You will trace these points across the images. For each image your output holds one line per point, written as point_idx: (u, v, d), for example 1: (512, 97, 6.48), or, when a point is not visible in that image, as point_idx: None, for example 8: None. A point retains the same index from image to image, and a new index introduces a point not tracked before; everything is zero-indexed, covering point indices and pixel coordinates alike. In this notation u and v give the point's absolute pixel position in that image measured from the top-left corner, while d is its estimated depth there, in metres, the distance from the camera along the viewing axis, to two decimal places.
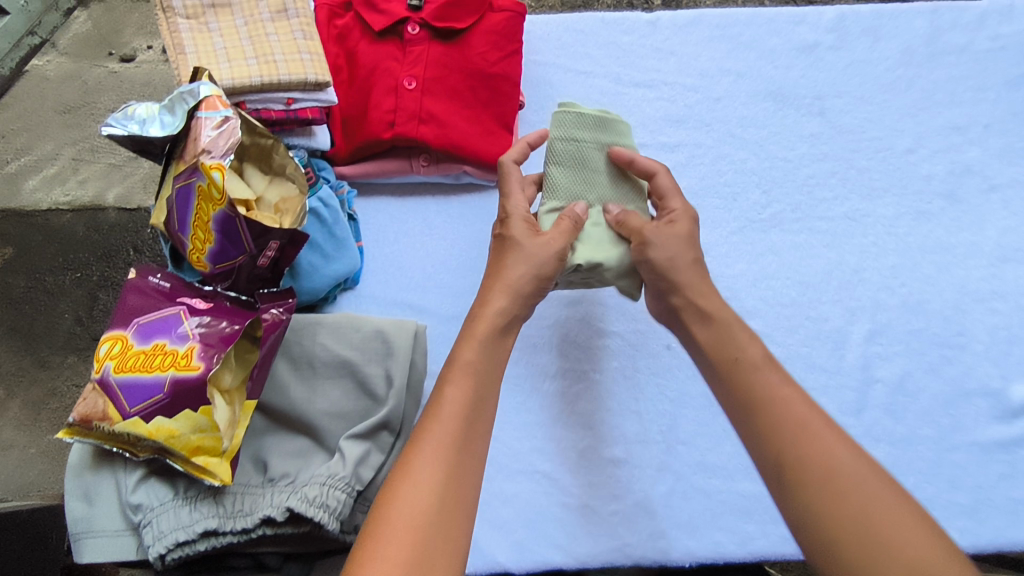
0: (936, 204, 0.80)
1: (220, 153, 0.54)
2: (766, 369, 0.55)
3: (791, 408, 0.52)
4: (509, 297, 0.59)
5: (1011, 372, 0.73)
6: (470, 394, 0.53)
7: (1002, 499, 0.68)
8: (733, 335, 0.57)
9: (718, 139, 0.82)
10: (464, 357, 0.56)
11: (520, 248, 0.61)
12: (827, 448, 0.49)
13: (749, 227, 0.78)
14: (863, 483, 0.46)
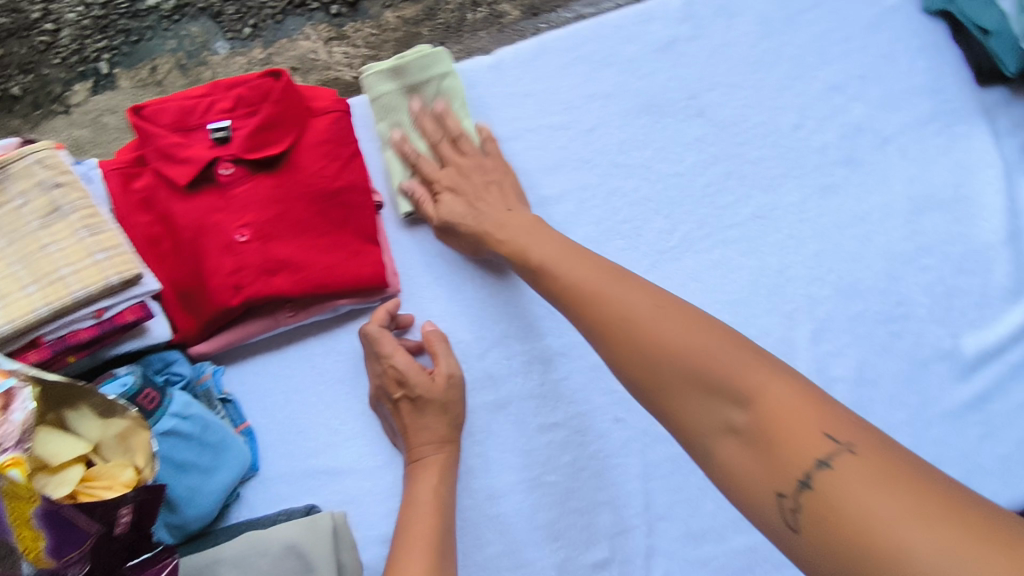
0: (837, 173, 0.76)
1: (9, 442, 0.43)
2: (556, 246, 0.59)
3: (574, 271, 0.55)
4: (449, 421, 0.61)
5: (960, 326, 0.72)
6: (440, 486, 0.58)
7: (989, 460, 0.68)
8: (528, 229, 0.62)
9: (604, 175, 0.75)
10: (426, 458, 0.60)
11: (430, 401, 0.61)
12: (608, 294, 0.52)
13: (661, 260, 0.73)
14: (636, 311, 0.49)
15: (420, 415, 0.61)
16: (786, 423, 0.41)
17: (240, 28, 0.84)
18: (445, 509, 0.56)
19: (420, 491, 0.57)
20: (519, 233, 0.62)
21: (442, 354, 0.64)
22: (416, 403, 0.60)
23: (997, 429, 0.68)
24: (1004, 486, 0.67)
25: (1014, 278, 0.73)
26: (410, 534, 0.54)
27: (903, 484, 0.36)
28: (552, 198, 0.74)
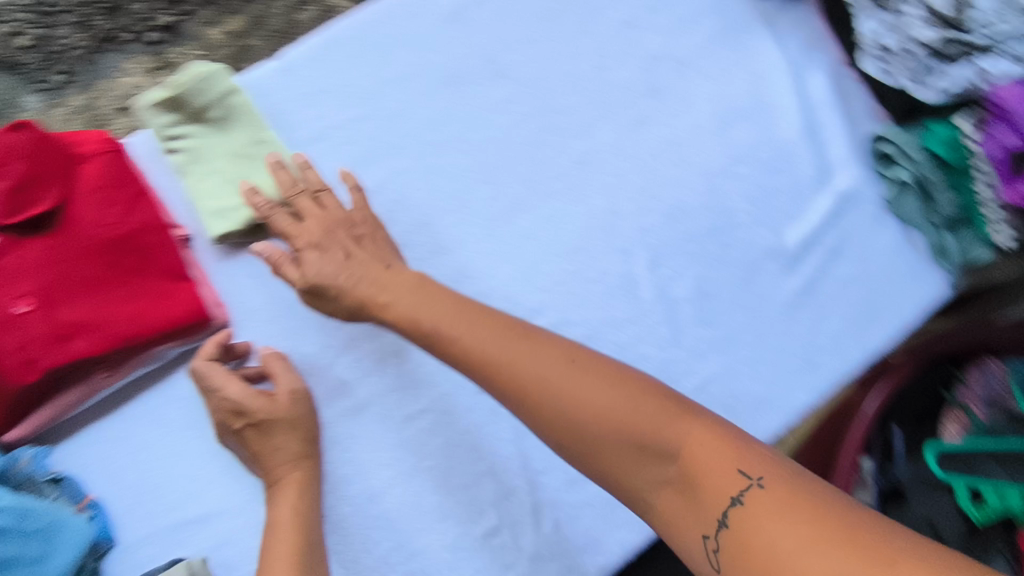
0: (646, 105, 0.76)
1: None
2: (454, 310, 0.57)
3: (478, 338, 0.54)
4: (301, 438, 0.59)
5: (779, 222, 0.75)
6: (301, 504, 0.57)
7: (825, 338, 0.73)
8: (413, 289, 0.59)
9: (418, 155, 0.73)
10: (284, 478, 0.58)
11: (276, 424, 0.59)
12: (520, 359, 0.52)
13: (495, 226, 0.72)
14: (550, 371, 0.51)
15: (269, 440, 0.59)
16: (704, 459, 0.45)
17: (45, 76, 0.81)
18: (308, 531, 0.55)
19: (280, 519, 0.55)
20: (404, 295, 0.59)
21: (282, 372, 0.62)
22: (260, 430, 0.59)
23: (826, 308, 0.73)
24: (842, 359, 0.73)
25: (817, 166, 0.76)
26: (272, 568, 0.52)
27: (807, 513, 0.41)
28: (369, 190, 0.71)
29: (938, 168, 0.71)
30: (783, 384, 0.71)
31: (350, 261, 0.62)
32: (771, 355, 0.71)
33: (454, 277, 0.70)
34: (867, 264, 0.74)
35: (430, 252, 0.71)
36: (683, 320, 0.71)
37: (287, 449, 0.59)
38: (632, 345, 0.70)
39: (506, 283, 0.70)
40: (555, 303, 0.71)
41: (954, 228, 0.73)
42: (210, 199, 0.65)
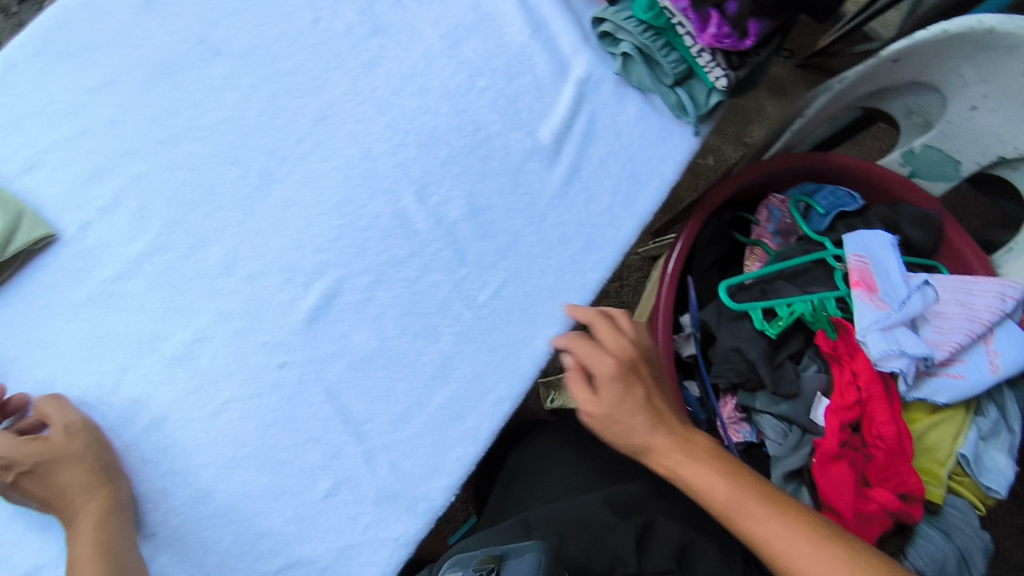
0: (373, 46, 0.76)
1: None
2: (710, 482, 0.70)
3: (714, 497, 0.69)
4: (87, 472, 0.61)
5: (531, 122, 0.78)
6: (98, 535, 0.60)
7: (598, 216, 0.77)
8: (648, 433, 0.73)
9: (154, 158, 0.70)
10: (78, 511, 0.61)
11: (58, 465, 0.62)
12: (762, 533, 0.67)
13: (253, 203, 0.70)
14: (795, 554, 0.65)
15: (54, 481, 0.62)
16: None
17: None
18: (111, 554, 0.60)
19: (81, 550, 0.60)
20: (663, 452, 0.73)
21: (52, 415, 0.63)
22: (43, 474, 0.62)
23: (592, 187, 0.77)
24: (620, 232, 0.77)
25: (553, 62, 0.79)
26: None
27: None
28: (107, 205, 0.68)
29: (650, 33, 0.76)
30: (570, 270, 0.75)
31: (660, 417, 0.74)
32: (553, 248, 0.75)
33: (225, 263, 0.69)
34: (619, 137, 0.79)
35: (191, 248, 0.69)
36: (464, 239, 0.73)
37: (74, 483, 0.61)
38: (422, 277, 0.72)
39: (278, 256, 0.70)
40: (335, 259, 0.71)
41: (682, 82, 0.79)
42: None
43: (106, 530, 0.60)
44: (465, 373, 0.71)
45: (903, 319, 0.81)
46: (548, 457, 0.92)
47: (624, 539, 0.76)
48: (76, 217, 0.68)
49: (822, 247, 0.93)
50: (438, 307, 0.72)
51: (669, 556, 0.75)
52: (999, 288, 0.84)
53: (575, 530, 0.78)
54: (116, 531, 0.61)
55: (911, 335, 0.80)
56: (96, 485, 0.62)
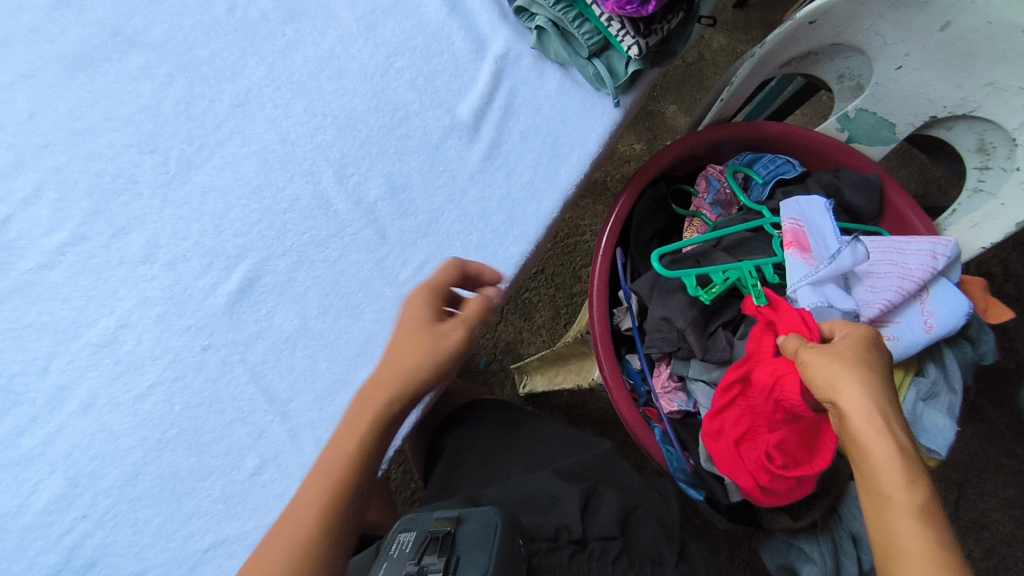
0: (288, 32, 0.79)
1: None
2: (890, 456, 0.52)
3: (873, 463, 0.52)
4: (406, 384, 0.59)
5: (449, 101, 0.79)
6: (361, 433, 0.58)
7: (519, 188, 0.77)
8: (849, 388, 0.56)
9: (70, 149, 0.72)
10: (379, 383, 0.60)
11: (426, 358, 0.60)
12: (894, 504, 0.51)
13: (172, 189, 0.73)
14: (911, 542, 0.50)
15: (401, 362, 0.60)
16: None
17: None
18: (355, 464, 0.57)
19: (353, 428, 0.58)
20: (861, 415, 0.54)
21: (467, 310, 0.63)
22: (421, 342, 0.60)
23: (513, 161, 0.78)
24: (544, 204, 0.77)
25: (470, 40, 0.81)
26: (314, 480, 0.57)
27: None
28: (29, 196, 0.71)
29: (561, 5, 0.78)
30: (491, 245, 0.75)
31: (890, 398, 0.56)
32: (476, 223, 0.76)
33: (146, 251, 0.71)
34: (539, 112, 0.80)
35: (113, 237, 0.71)
36: (384, 218, 0.74)
37: (410, 379, 0.59)
38: (343, 256, 0.73)
39: (199, 240, 0.72)
40: (256, 242, 0.72)
41: (600, 54, 0.80)
42: None
43: (367, 435, 0.58)
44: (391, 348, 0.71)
45: (833, 273, 0.81)
46: (486, 440, 0.91)
47: (572, 508, 0.72)
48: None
49: (760, 216, 0.93)
50: (360, 285, 0.72)
51: (613, 523, 0.71)
52: (931, 246, 0.84)
53: (524, 509, 0.74)
54: (372, 442, 0.59)
55: (839, 292, 0.80)
56: (400, 390, 0.59)
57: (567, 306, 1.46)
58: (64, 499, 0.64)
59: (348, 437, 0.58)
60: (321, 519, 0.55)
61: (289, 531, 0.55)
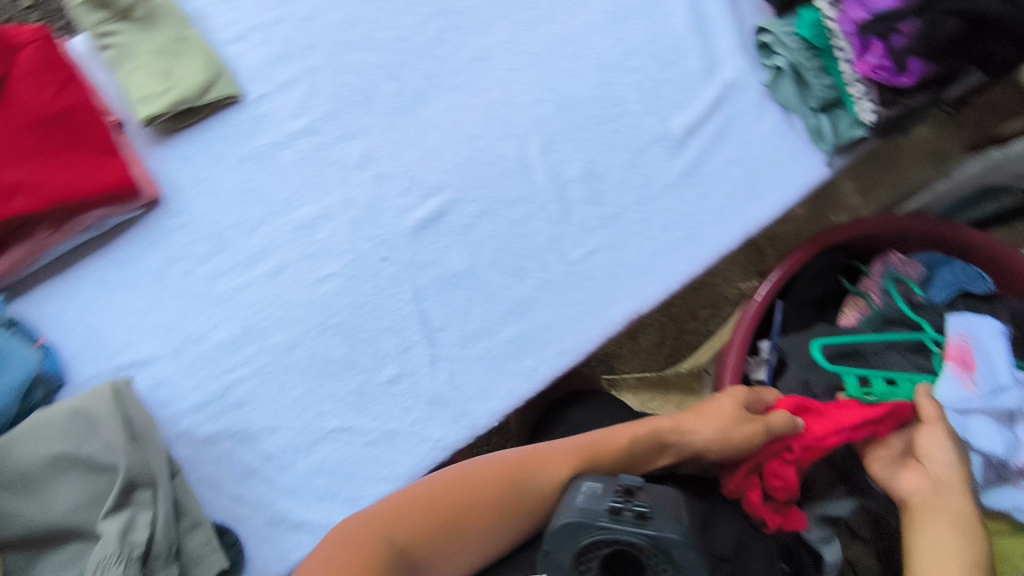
0: (542, 6, 0.84)
1: None
2: (956, 492, 0.63)
3: (945, 495, 0.63)
4: (679, 448, 0.67)
5: (665, 111, 0.82)
6: (632, 448, 0.64)
7: (705, 214, 0.79)
8: (942, 442, 0.66)
9: (330, 56, 0.80)
10: (667, 426, 0.67)
11: (725, 428, 0.67)
12: (948, 523, 0.60)
13: (398, 113, 0.79)
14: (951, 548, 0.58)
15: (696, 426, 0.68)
16: None
17: None
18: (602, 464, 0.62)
19: (618, 433, 0.64)
20: (941, 460, 0.65)
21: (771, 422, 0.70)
22: (711, 409, 0.69)
23: (708, 187, 0.80)
24: (723, 235, 0.79)
25: (704, 60, 0.83)
26: (553, 453, 0.61)
27: None
28: (285, 84, 0.79)
29: (810, 54, 0.79)
30: (662, 256, 0.78)
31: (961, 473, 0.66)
32: (653, 232, 0.78)
33: (363, 158, 0.78)
34: (747, 147, 0.81)
35: (340, 137, 0.78)
36: (573, 198, 0.78)
37: (692, 426, 0.68)
38: (525, 220, 0.78)
39: (410, 163, 0.78)
40: (453, 181, 0.78)
41: (828, 110, 0.80)
42: (132, 82, 0.76)
43: (633, 457, 0.64)
44: (540, 317, 0.75)
45: (986, 409, 0.75)
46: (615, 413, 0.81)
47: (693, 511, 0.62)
48: (259, 89, 0.78)
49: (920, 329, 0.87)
50: (532, 252, 0.77)
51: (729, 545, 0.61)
52: None
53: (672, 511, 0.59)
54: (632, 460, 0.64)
55: (991, 429, 0.75)
56: (676, 445, 0.67)
57: (673, 339, 1.35)
58: (236, 342, 0.73)
59: (626, 433, 0.65)
60: (563, 471, 0.60)
61: (531, 463, 0.59)
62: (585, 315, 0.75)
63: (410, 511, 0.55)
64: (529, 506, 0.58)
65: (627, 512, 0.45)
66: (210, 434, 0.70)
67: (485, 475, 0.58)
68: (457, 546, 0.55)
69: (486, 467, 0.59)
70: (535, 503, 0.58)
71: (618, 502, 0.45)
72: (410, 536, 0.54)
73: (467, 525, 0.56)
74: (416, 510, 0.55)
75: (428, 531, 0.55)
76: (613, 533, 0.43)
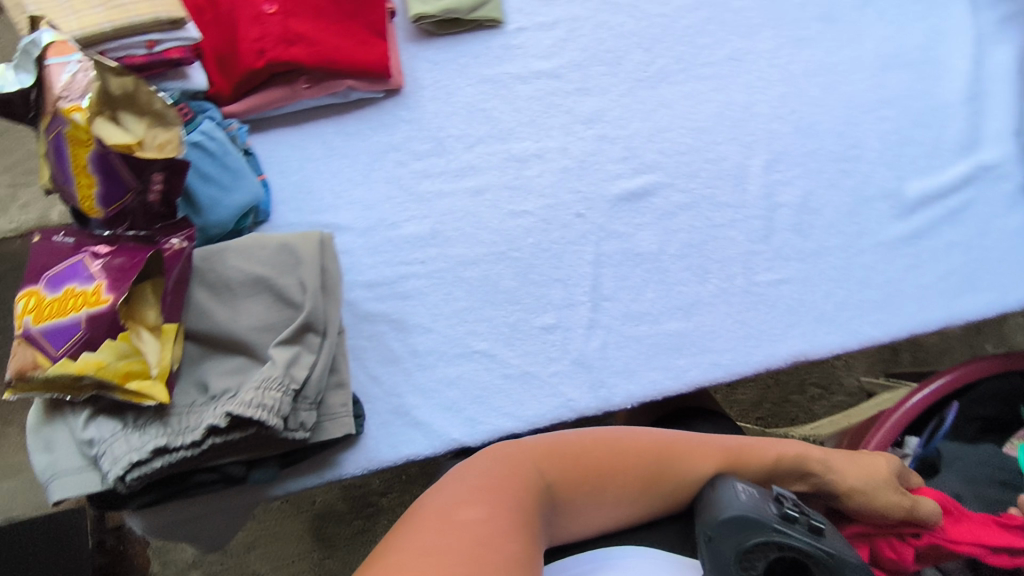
0: (814, 28, 0.81)
1: (77, 96, 0.59)
2: None
3: None
4: (816, 484, 0.64)
5: (907, 171, 0.77)
6: (774, 464, 0.63)
7: (912, 287, 0.74)
8: None
9: (595, 10, 0.82)
10: (816, 455, 0.64)
11: (870, 489, 0.64)
12: None
13: (638, 86, 0.80)
14: None
15: (845, 470, 0.65)
16: None
17: None
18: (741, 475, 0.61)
19: (767, 448, 0.63)
20: None
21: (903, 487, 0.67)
22: (865, 464, 0.65)
23: (925, 261, 0.74)
24: (925, 313, 0.73)
25: (967, 134, 0.78)
26: (706, 448, 0.61)
27: None
28: (545, 24, 0.82)
29: None
30: (851, 311, 0.73)
31: None
32: (849, 284, 0.74)
33: (591, 115, 0.79)
34: (981, 236, 0.75)
35: (577, 89, 0.80)
36: (779, 223, 0.76)
37: (842, 467, 0.64)
38: (725, 227, 0.76)
39: (632, 135, 0.79)
40: (667, 166, 0.78)
41: None
42: None
43: (770, 476, 0.63)
44: (706, 323, 0.74)
45: None
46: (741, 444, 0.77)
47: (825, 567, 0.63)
48: (518, 20, 0.82)
49: None
50: (721, 259, 0.75)
51: None
52: None
53: None
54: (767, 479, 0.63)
55: None
56: (816, 480, 0.64)
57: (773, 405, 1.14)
58: (422, 241, 0.76)
59: (772, 450, 0.63)
60: (706, 469, 0.59)
61: (680, 451, 0.59)
62: (754, 339, 0.73)
63: (566, 454, 0.57)
64: (667, 490, 0.58)
65: (803, 524, 0.55)
66: (373, 312, 0.75)
67: (638, 446, 0.58)
68: (594, 504, 0.57)
69: (640, 440, 0.59)
70: (673, 488, 0.58)
71: (794, 512, 0.55)
72: (559, 476, 0.56)
73: (611, 482, 0.57)
74: (570, 456, 0.57)
75: (574, 479, 0.56)
76: (788, 538, 0.54)
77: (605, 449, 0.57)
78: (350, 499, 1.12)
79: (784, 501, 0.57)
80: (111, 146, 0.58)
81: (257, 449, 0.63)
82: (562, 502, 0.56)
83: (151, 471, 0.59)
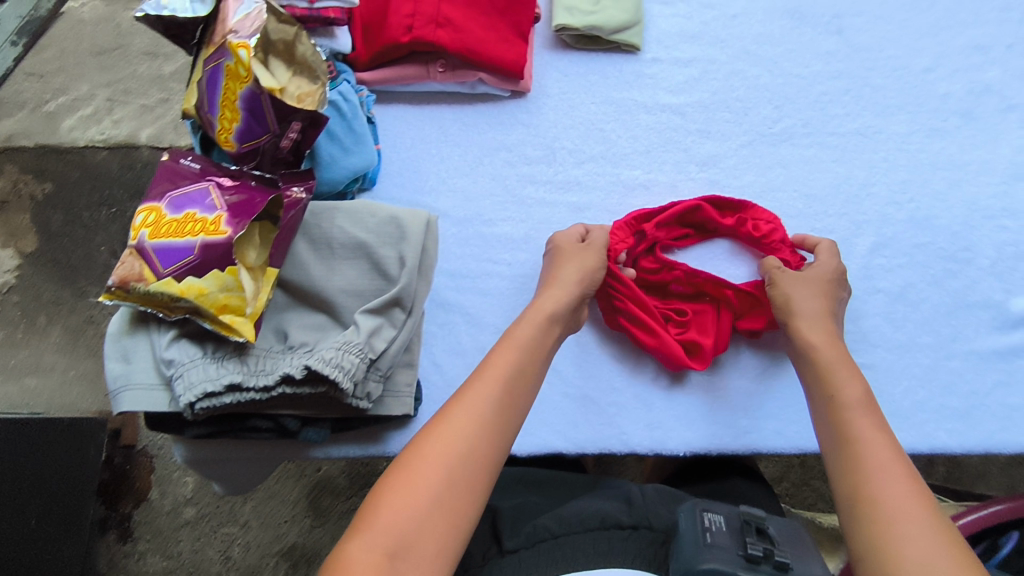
0: (951, 122, 0.81)
1: (246, 34, 0.63)
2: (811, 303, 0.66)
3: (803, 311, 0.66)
4: (551, 325, 0.62)
5: (1016, 287, 0.75)
6: (523, 340, 0.60)
7: (997, 405, 0.71)
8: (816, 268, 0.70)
9: (731, 57, 0.83)
10: (545, 304, 0.64)
11: (578, 276, 0.67)
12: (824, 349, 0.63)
13: (760, 140, 0.80)
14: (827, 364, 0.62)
15: (561, 275, 0.67)
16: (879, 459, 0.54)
17: None
18: (514, 374, 0.57)
19: (521, 329, 0.61)
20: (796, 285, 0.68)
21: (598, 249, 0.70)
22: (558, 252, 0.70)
23: (1015, 381, 0.72)
24: (1006, 431, 0.70)
25: None
26: (473, 385, 0.55)
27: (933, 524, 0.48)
28: (682, 60, 0.83)
29: None
30: (933, 415, 0.71)
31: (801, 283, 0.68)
32: (933, 386, 0.72)
33: (706, 159, 0.79)
34: None
35: (699, 130, 0.80)
36: (872, 309, 0.74)
37: (559, 274, 0.67)
38: None
39: (744, 187, 0.78)
40: None
41: None
42: None
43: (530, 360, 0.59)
44: (775, 389, 0.72)
45: None
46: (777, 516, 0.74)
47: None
48: (655, 50, 0.83)
49: None
50: None
51: None
52: None
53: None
54: (534, 361, 0.59)
55: None
56: (553, 324, 0.63)
57: (793, 486, 1.07)
58: (512, 242, 0.76)
59: (511, 342, 0.59)
60: (485, 404, 0.54)
61: (450, 415, 0.53)
62: None
63: (381, 501, 0.48)
64: (469, 439, 0.52)
65: (768, 564, 0.56)
66: (450, 301, 0.74)
67: (430, 441, 0.51)
68: (439, 514, 0.48)
69: (427, 438, 0.51)
70: (478, 466, 0.51)
71: (759, 554, 0.56)
72: (392, 527, 0.47)
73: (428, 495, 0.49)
74: (388, 499, 0.48)
75: (401, 512, 0.47)
76: None
77: (406, 475, 0.49)
78: (350, 476, 1.12)
79: (747, 540, 0.57)
80: (265, 89, 0.59)
81: (316, 407, 0.64)
82: (412, 548, 0.46)
83: (219, 405, 0.60)
